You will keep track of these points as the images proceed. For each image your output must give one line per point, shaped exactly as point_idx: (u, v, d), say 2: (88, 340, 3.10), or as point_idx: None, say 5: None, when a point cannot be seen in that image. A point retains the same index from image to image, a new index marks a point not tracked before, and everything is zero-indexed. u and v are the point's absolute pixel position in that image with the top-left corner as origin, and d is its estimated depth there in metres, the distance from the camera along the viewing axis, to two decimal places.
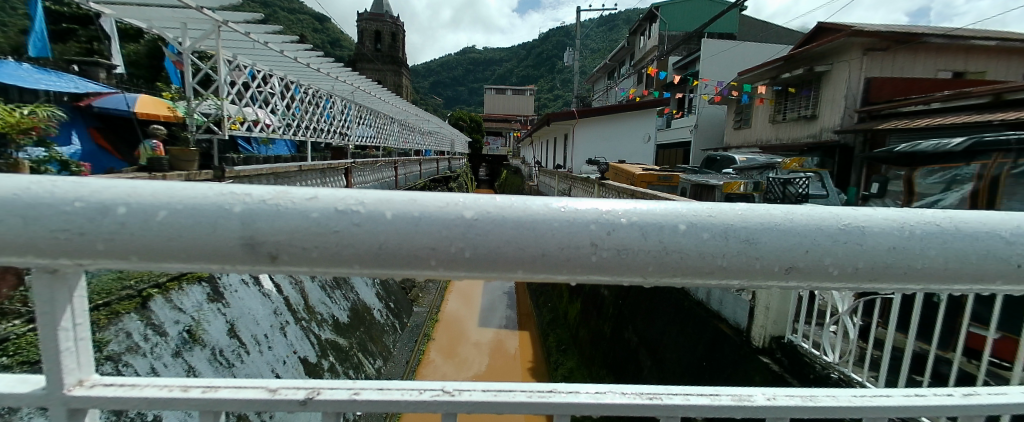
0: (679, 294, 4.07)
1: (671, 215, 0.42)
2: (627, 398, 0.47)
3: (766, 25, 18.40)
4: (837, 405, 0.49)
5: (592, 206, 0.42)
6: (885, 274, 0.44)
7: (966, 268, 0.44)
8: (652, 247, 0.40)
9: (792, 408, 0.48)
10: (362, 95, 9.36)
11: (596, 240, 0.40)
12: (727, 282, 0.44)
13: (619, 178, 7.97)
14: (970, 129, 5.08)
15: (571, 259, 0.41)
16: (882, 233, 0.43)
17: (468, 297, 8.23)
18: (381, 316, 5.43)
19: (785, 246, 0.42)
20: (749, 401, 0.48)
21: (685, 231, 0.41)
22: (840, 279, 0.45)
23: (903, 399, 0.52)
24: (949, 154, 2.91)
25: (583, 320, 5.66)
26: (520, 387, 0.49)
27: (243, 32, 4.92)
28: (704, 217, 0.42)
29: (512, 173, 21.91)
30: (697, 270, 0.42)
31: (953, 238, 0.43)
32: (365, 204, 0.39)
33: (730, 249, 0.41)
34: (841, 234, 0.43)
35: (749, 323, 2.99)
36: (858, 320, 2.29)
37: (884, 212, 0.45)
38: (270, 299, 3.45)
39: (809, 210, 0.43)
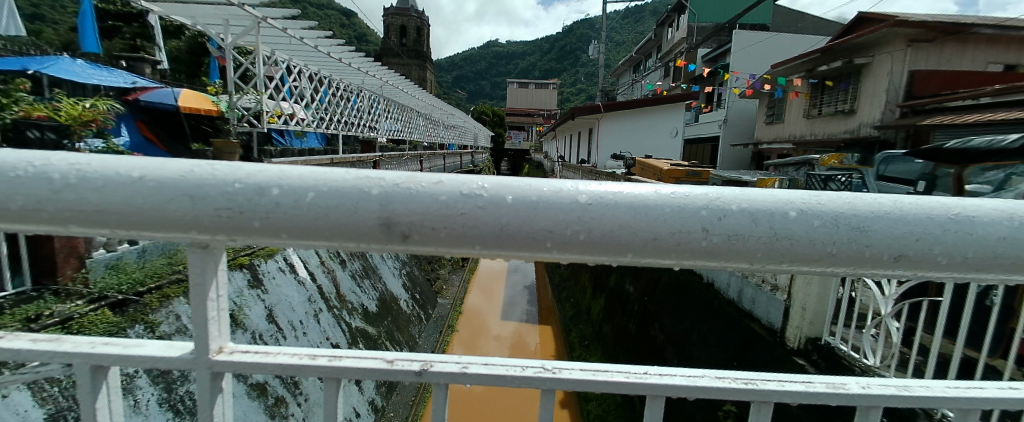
0: (708, 293, 4.01)
1: (781, 203, 0.42)
2: (722, 382, 0.48)
3: (804, 14, 17.50)
4: (934, 396, 0.49)
5: (700, 193, 0.43)
6: (993, 263, 0.44)
7: None
8: (763, 233, 0.41)
9: (887, 397, 0.49)
10: (390, 89, 9.54)
11: (707, 226, 0.41)
12: (832, 271, 0.44)
13: (646, 173, 7.82)
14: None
15: (682, 244, 0.42)
16: (993, 222, 0.43)
17: (490, 291, 8.31)
18: (408, 306, 5.57)
19: (898, 237, 0.42)
20: (843, 388, 0.49)
21: (796, 218, 0.41)
22: (945, 269, 0.45)
23: (1000, 391, 0.51)
24: (1004, 152, 3.00)
25: (607, 317, 5.63)
26: (614, 368, 0.51)
27: (281, 28, 5.08)
28: (814, 204, 0.42)
29: (534, 168, 21.84)
30: (806, 258, 0.42)
31: None
32: (487, 188, 0.42)
33: (842, 238, 0.41)
34: (952, 223, 0.43)
35: (783, 323, 2.91)
36: (903, 324, 2.18)
37: (994, 203, 0.44)
38: (305, 287, 3.59)
39: (918, 199, 0.43)
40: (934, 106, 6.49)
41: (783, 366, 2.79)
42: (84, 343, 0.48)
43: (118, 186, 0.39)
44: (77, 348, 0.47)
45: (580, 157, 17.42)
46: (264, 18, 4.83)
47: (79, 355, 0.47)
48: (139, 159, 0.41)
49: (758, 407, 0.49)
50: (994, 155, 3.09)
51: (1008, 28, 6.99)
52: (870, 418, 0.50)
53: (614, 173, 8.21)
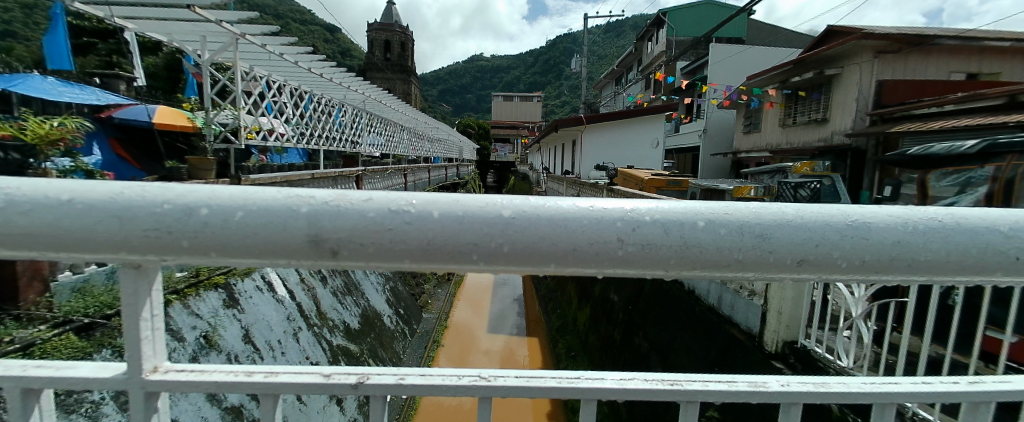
0: (689, 299, 4.09)
1: (691, 213, 0.46)
2: (650, 383, 0.51)
3: (777, 29, 18.17)
4: (848, 391, 0.54)
5: (617, 206, 0.46)
6: (892, 265, 0.48)
7: (969, 259, 0.48)
8: (673, 242, 0.45)
9: (803, 393, 0.53)
10: (373, 103, 9.54)
11: (622, 235, 0.44)
12: (741, 274, 0.48)
13: (628, 183, 7.94)
14: (982, 131, 5.02)
15: (600, 253, 0.44)
16: (888, 228, 0.48)
17: (478, 304, 8.24)
18: (391, 322, 5.49)
19: (796, 245, 0.46)
20: (763, 386, 0.52)
21: (704, 227, 0.45)
22: (848, 271, 0.49)
23: (909, 386, 0.56)
24: (964, 156, 3.22)
25: (592, 326, 5.62)
26: (550, 374, 0.52)
27: (260, 44, 5.04)
28: (721, 214, 0.46)
29: (521, 180, 21.98)
30: (714, 263, 0.46)
31: (953, 232, 0.48)
32: (414, 204, 0.43)
33: (746, 243, 0.45)
34: (849, 229, 0.47)
35: (761, 327, 2.99)
36: (872, 325, 2.26)
37: (891, 210, 0.49)
38: (284, 305, 3.52)
39: (816, 207, 0.47)
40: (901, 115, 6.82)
41: (760, 370, 2.86)
42: (16, 366, 0.48)
43: (47, 209, 0.40)
44: (9, 371, 0.47)
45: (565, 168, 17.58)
46: (242, 34, 4.81)
47: (10, 378, 0.47)
48: (71, 182, 0.42)
49: (685, 406, 0.51)
50: (955, 159, 3.34)
51: (963, 39, 7.38)
52: (792, 413, 0.54)
53: (597, 184, 8.30)
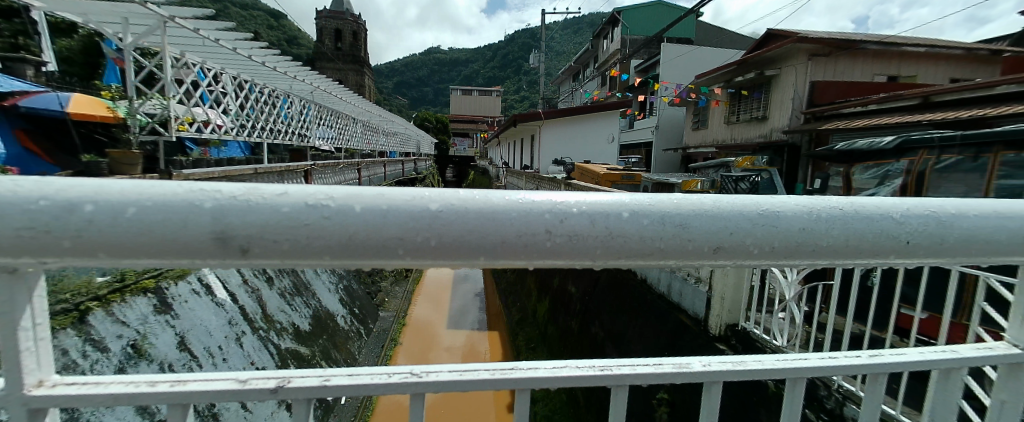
0: (641, 288, 4.27)
1: (616, 205, 0.48)
2: (582, 370, 0.53)
3: (722, 31, 19.28)
4: (762, 368, 0.59)
5: (548, 198, 0.47)
6: (797, 251, 0.53)
7: (864, 243, 0.54)
8: (599, 233, 0.46)
9: (722, 371, 0.57)
10: (323, 95, 9.04)
11: (551, 227, 0.45)
12: (664, 263, 0.51)
13: (585, 177, 8.14)
14: (900, 129, 5.69)
15: (528, 245, 0.45)
16: (793, 217, 0.52)
17: (438, 300, 8.14)
18: (345, 322, 5.30)
19: (713, 234, 0.50)
20: (686, 366, 0.56)
21: (628, 218, 0.47)
22: (759, 257, 0.53)
23: (815, 361, 0.63)
24: (883, 151, 3.72)
25: (551, 318, 5.73)
26: (486, 366, 0.53)
27: (192, 29, 4.56)
28: (644, 205, 0.48)
29: (481, 175, 21.91)
30: (639, 251, 0.48)
31: (851, 220, 0.53)
32: (335, 198, 0.42)
33: (666, 233, 0.48)
34: (760, 218, 0.51)
35: (706, 313, 3.20)
36: (803, 307, 2.50)
37: (797, 200, 0.54)
38: (224, 309, 3.27)
39: (732, 198, 0.51)
40: (832, 114, 7.52)
41: (706, 352, 3.06)
42: None
43: None
44: None
45: (524, 163, 17.72)
46: (172, 17, 4.33)
47: None
48: None
49: (615, 389, 0.54)
50: (875, 154, 3.83)
51: (884, 45, 8.14)
52: (712, 389, 0.58)
53: (555, 178, 8.44)
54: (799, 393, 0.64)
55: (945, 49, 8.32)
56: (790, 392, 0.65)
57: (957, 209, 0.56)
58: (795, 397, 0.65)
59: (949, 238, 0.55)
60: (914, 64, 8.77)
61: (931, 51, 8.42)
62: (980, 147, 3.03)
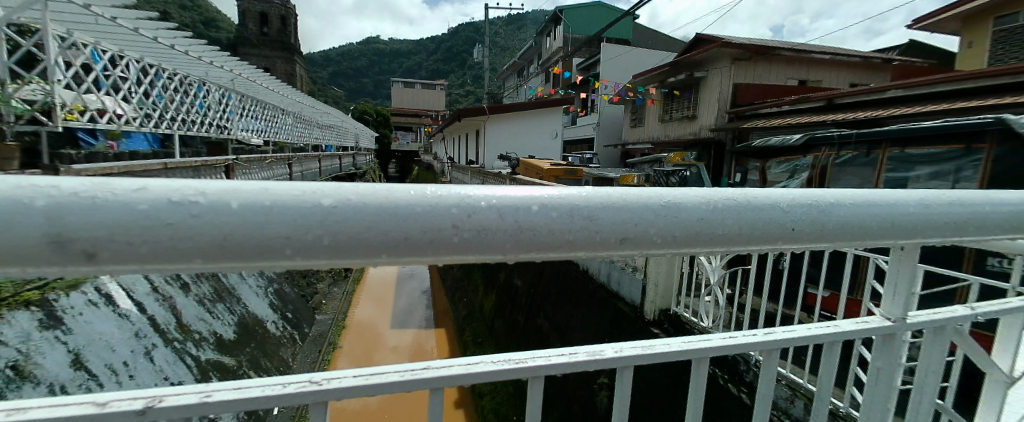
0: (583, 279, 4.45)
1: (526, 199, 0.48)
2: (495, 366, 0.54)
3: (656, 34, 20.52)
4: (674, 351, 0.63)
5: (454, 191, 0.46)
6: (699, 238, 0.57)
7: (757, 230, 0.59)
8: (508, 226, 0.46)
9: (633, 357, 0.61)
10: (247, 84, 8.22)
11: (457, 222, 0.44)
12: (578, 253, 0.52)
13: (529, 172, 8.28)
14: (808, 128, 6.50)
15: (433, 241, 0.43)
16: (694, 207, 0.56)
17: (382, 300, 7.85)
18: (276, 329, 4.91)
19: (624, 224, 0.52)
20: (600, 355, 0.60)
21: (537, 210, 0.48)
22: (663, 246, 0.56)
23: (720, 342, 0.69)
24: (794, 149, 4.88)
25: (497, 312, 5.76)
26: (391, 368, 0.51)
27: (82, 3, 3.77)
28: (553, 198, 0.49)
29: (426, 170, 21.38)
30: (551, 241, 0.49)
31: (745, 209, 0.58)
32: (208, 196, 0.37)
33: (578, 222, 0.49)
34: (663, 209, 0.54)
35: (642, 300, 3.41)
36: (724, 291, 2.76)
37: (700, 190, 0.57)
38: (129, 321, 2.94)
39: (640, 190, 0.54)
40: (752, 113, 8.34)
41: (641, 336, 3.28)
42: None
43: None
44: None
45: (471, 158, 17.59)
46: None
47: None
48: None
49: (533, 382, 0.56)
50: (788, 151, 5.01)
51: (797, 52, 9.08)
52: (627, 376, 0.62)
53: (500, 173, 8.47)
54: (702, 374, 0.70)
55: (846, 57, 9.43)
56: (697, 373, 0.71)
57: (836, 198, 0.63)
58: (700, 378, 0.71)
59: (832, 223, 0.62)
60: (822, 69, 9.88)
61: (836, 58, 9.54)
62: (869, 144, 4.07)
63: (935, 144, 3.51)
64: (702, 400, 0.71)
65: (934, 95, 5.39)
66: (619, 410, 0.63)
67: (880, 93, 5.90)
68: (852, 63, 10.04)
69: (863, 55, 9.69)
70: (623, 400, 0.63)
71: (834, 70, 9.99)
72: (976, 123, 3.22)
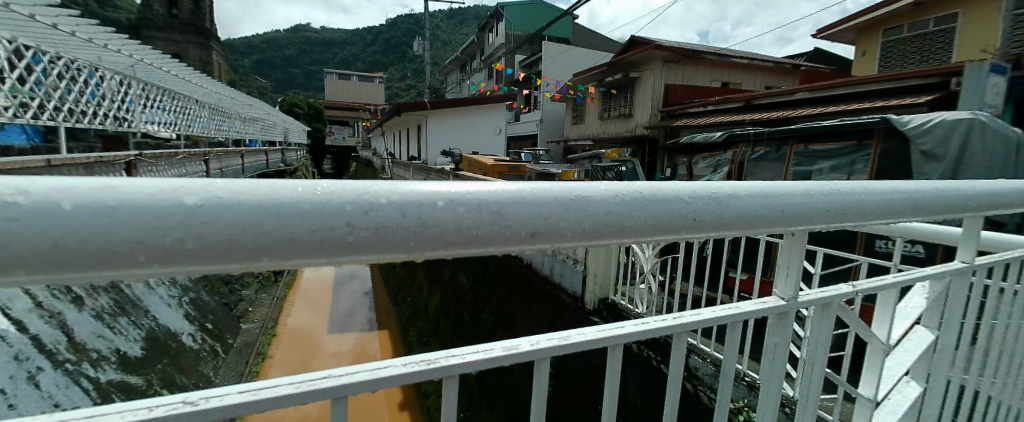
0: (527, 273, 4.57)
1: (431, 194, 0.48)
2: (405, 369, 0.59)
3: (593, 35, 21.39)
4: (584, 340, 0.71)
5: (351, 188, 0.44)
6: (605, 230, 0.62)
7: (655, 221, 0.65)
8: (410, 223, 0.46)
9: (548, 348, 0.69)
10: (155, 72, 7.25)
11: (352, 220, 0.42)
12: (486, 250, 0.53)
13: (473, 168, 8.22)
14: (727, 127, 7.22)
15: (327, 242, 0.42)
16: (600, 200, 0.61)
17: (319, 304, 7.39)
18: (193, 341, 4.42)
19: (533, 219, 0.54)
20: (517, 348, 0.67)
21: (442, 206, 0.49)
22: (571, 238, 0.60)
23: (632, 327, 0.78)
24: (716, 145, 5.56)
25: (443, 310, 5.69)
26: (282, 380, 0.55)
27: None
28: (460, 195, 0.50)
29: (364, 167, 20.37)
30: (460, 238, 0.50)
31: (647, 202, 0.64)
32: (27, 197, 0.29)
33: (485, 219, 0.51)
34: (571, 202, 0.58)
35: (583, 289, 3.62)
36: (656, 279, 3.02)
37: (603, 186, 0.63)
38: (6, 342, 2.48)
39: (551, 185, 0.57)
40: (681, 112, 9.07)
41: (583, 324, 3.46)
42: None
43: None
44: None
45: (411, 154, 17.07)
46: None
47: None
48: None
49: (445, 380, 0.62)
50: (710, 147, 5.66)
51: (719, 57, 9.95)
52: (542, 366, 0.70)
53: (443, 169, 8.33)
54: (618, 357, 0.77)
55: (760, 63, 10.48)
56: (612, 358, 0.77)
57: (732, 191, 0.72)
58: (616, 361, 0.77)
59: (726, 212, 0.71)
60: (739, 73, 10.93)
61: (752, 64, 10.60)
62: (781, 142, 4.75)
63: (834, 140, 4.26)
64: (616, 380, 0.79)
65: (829, 98, 6.28)
66: (537, 396, 0.71)
67: (789, 95, 6.72)
68: (765, 68, 11.17)
69: (774, 61, 10.83)
70: (541, 387, 0.71)
71: (749, 74, 11.09)
72: (866, 123, 3.98)
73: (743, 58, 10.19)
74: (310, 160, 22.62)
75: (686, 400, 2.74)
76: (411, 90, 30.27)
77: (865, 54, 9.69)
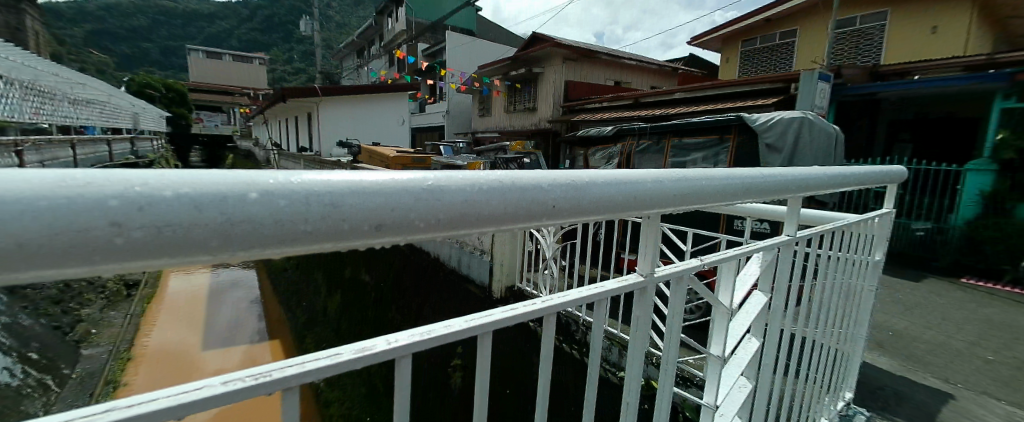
0: (435, 266, 4.64)
1: (243, 183, 0.38)
2: (234, 385, 0.52)
3: (497, 29, 21.76)
4: (447, 333, 0.68)
5: (116, 177, 0.32)
6: (464, 221, 0.55)
7: (521, 210, 0.60)
8: (211, 220, 0.35)
9: (407, 345, 0.64)
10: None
11: (118, 220, 0.31)
12: (320, 249, 0.45)
13: (372, 160, 7.79)
14: (617, 122, 7.92)
15: (76, 247, 0.30)
16: (458, 189, 0.53)
17: (192, 318, 6.42)
18: (14, 376, 3.48)
19: (372, 210, 0.45)
20: (369, 349, 0.62)
21: (257, 199, 0.38)
22: (427, 231, 0.52)
23: (500, 316, 0.75)
24: (607, 138, 6.06)
25: (343, 313, 5.37)
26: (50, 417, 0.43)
27: None
28: (280, 184, 0.40)
29: (247, 159, 17.90)
30: (284, 237, 0.40)
31: (510, 189, 0.58)
32: None
33: (313, 215, 0.41)
34: (425, 193, 0.50)
35: (490, 279, 3.75)
36: (557, 264, 3.22)
37: (464, 174, 0.55)
38: None
39: (394, 173, 0.49)
40: (581, 108, 9.71)
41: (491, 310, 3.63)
42: None
43: None
44: None
45: (303, 145, 15.40)
46: None
47: None
48: None
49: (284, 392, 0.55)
50: (603, 139, 6.13)
51: (613, 57, 10.80)
52: (403, 365, 0.65)
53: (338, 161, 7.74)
54: (488, 346, 0.74)
55: (647, 65, 11.60)
56: (483, 348, 0.74)
57: (592, 178, 0.71)
58: (485, 351, 0.75)
59: (588, 199, 0.69)
60: (631, 74, 11.98)
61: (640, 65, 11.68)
62: (660, 136, 5.32)
63: (703, 135, 4.90)
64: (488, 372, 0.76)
65: (700, 98, 7.23)
66: (401, 401, 0.66)
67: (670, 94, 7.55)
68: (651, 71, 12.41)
69: (658, 64, 12.10)
70: (405, 388, 0.66)
71: (639, 74, 12.18)
72: (726, 120, 4.67)
73: (633, 60, 11.21)
74: (176, 152, 19.11)
75: (584, 376, 2.97)
76: (302, 74, 27.47)
77: (727, 63, 11.21)
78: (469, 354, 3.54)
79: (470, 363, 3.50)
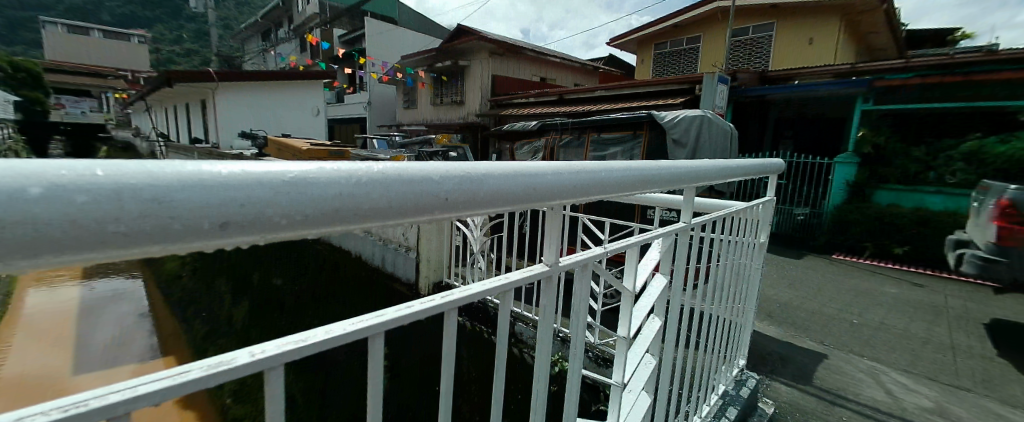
0: (358, 265, 4.54)
1: (23, 172, 0.28)
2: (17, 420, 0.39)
3: (419, 19, 21.23)
4: (326, 340, 0.58)
5: None
6: (335, 217, 0.47)
7: (404, 205, 0.54)
8: None
9: (278, 355, 0.54)
10: None
11: None
12: (134, 254, 0.35)
13: (282, 153, 7.22)
14: (541, 117, 8.22)
15: None
16: (326, 183, 0.46)
17: (57, 341, 5.44)
18: None
19: (207, 206, 0.37)
20: (228, 365, 0.51)
21: (43, 196, 0.28)
22: (288, 229, 0.44)
23: (396, 314, 0.66)
24: (532, 132, 6.25)
25: (249, 319, 4.95)
26: None
27: None
28: (81, 175, 0.31)
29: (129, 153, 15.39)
30: (89, 243, 0.31)
31: (388, 183, 0.52)
32: None
33: (129, 214, 0.32)
34: (284, 187, 0.42)
35: (417, 276, 3.71)
36: (488, 258, 3.24)
37: (335, 166, 0.48)
38: None
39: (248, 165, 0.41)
40: (507, 102, 9.91)
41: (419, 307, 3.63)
42: None
43: None
44: None
45: (194, 137, 13.49)
46: None
47: None
48: None
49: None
50: (528, 133, 6.30)
51: (538, 54, 11.09)
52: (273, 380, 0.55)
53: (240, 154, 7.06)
54: (380, 353, 0.65)
55: (572, 63, 12.07)
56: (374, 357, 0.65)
57: (486, 170, 0.65)
58: (376, 357, 0.65)
59: (480, 192, 0.64)
60: (555, 71, 12.38)
61: (564, 63, 12.08)
62: (581, 130, 5.60)
63: (619, 130, 5.24)
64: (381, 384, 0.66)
65: (618, 97, 7.71)
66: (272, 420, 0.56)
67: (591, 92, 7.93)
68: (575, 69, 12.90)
69: (581, 62, 12.63)
70: (279, 406, 0.56)
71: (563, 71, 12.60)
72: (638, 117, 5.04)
73: (558, 57, 11.60)
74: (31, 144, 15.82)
75: (516, 368, 3.07)
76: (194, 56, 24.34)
77: (642, 63, 11.86)
78: (398, 355, 3.44)
79: (399, 364, 3.42)
